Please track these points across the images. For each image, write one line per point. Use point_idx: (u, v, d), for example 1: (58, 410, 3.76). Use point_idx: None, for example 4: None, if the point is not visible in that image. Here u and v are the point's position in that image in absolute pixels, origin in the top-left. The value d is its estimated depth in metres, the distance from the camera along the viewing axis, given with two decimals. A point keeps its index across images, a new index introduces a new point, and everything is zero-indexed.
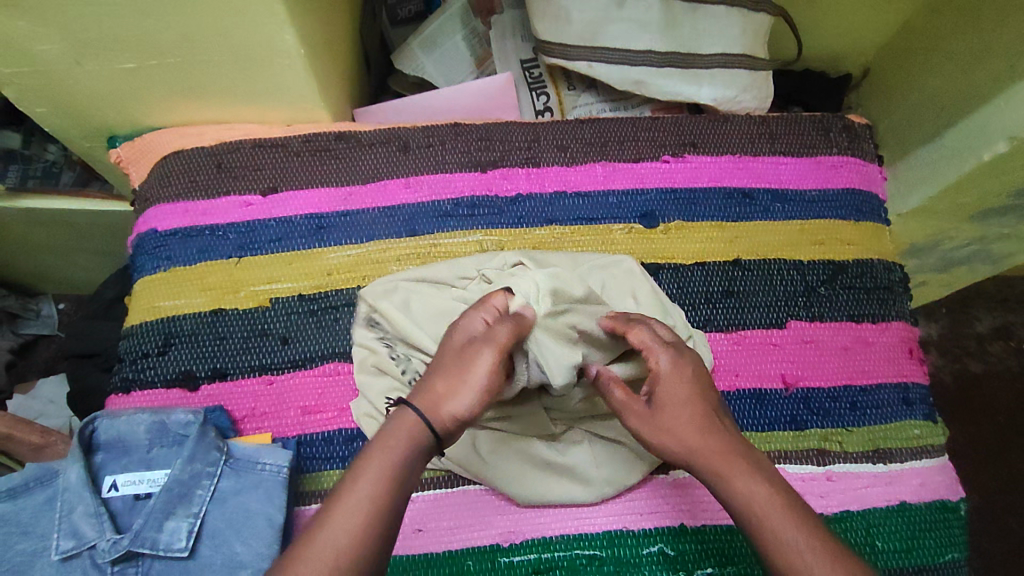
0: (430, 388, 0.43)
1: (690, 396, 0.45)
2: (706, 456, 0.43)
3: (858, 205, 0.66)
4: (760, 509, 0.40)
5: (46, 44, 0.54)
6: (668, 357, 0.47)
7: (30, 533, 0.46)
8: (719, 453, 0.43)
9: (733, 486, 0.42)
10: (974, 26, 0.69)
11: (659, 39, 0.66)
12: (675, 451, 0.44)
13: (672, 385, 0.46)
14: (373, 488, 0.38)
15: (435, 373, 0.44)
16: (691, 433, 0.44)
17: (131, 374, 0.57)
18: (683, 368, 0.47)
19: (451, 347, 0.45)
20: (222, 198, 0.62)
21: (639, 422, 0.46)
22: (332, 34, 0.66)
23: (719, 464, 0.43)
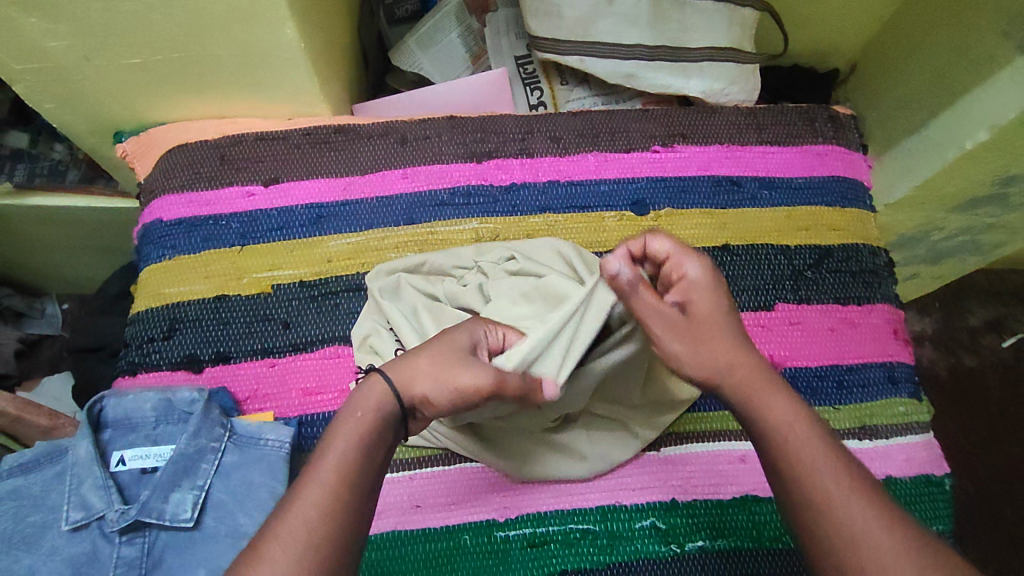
0: (411, 371, 0.43)
1: (726, 312, 0.46)
2: (741, 374, 0.44)
3: (843, 192, 0.68)
4: (795, 428, 0.42)
5: (57, 40, 0.56)
6: (699, 264, 0.46)
7: (42, 505, 0.48)
8: (754, 371, 0.44)
9: (768, 407, 0.43)
10: (950, 18, 0.70)
11: (648, 33, 0.68)
12: (706, 368, 0.45)
13: (707, 295, 0.46)
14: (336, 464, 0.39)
15: (422, 356, 0.44)
16: (725, 349, 0.44)
17: (137, 357, 0.58)
18: (717, 282, 0.46)
19: (443, 342, 0.45)
20: (225, 189, 0.64)
21: (673, 335, 0.45)
22: (331, 31, 0.68)
23: (751, 386, 0.44)
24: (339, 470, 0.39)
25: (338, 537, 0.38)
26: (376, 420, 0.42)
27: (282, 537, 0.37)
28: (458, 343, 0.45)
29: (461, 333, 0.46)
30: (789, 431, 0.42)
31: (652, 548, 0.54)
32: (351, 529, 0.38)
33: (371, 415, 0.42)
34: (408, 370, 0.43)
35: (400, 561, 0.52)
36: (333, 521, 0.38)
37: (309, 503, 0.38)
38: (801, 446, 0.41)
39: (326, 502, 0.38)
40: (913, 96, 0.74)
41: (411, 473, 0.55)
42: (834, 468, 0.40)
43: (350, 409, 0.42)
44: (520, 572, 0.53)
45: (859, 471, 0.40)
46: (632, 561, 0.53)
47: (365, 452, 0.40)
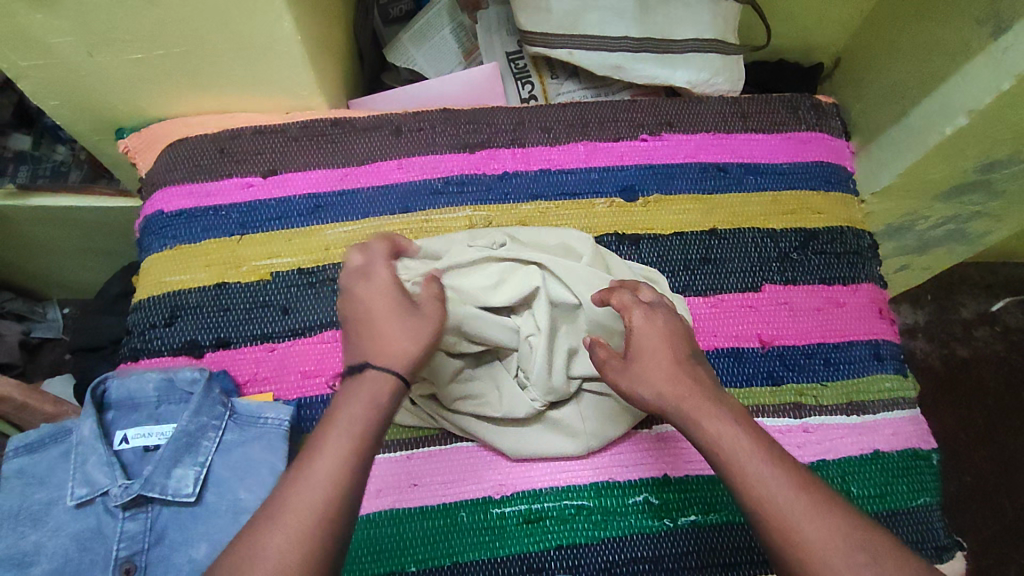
0: (386, 337, 0.45)
1: (666, 345, 0.47)
2: (678, 401, 0.44)
3: (826, 176, 0.70)
4: (732, 446, 0.41)
5: (61, 37, 0.58)
6: (643, 313, 0.48)
7: (47, 483, 0.50)
8: (689, 396, 0.44)
9: (707, 431, 0.42)
10: (920, 12, 0.73)
11: (634, 25, 0.70)
12: (652, 400, 0.45)
13: (646, 334, 0.47)
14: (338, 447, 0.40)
15: (383, 324, 0.45)
16: (667, 378, 0.45)
17: (139, 343, 0.60)
18: (657, 322, 0.48)
19: (380, 299, 0.46)
20: (224, 180, 0.65)
21: (615, 375, 0.47)
22: (327, 27, 0.70)
23: (691, 407, 0.44)
24: (347, 445, 0.40)
25: (341, 511, 0.38)
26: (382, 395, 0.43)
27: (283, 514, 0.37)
28: (390, 286, 0.47)
29: (381, 278, 0.48)
30: (729, 449, 0.41)
31: (645, 523, 0.55)
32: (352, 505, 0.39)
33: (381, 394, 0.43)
34: (372, 338, 0.45)
35: (397, 539, 0.53)
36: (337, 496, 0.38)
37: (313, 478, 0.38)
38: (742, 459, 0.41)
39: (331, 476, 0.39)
40: (893, 85, 0.76)
41: (409, 452, 0.57)
42: (775, 480, 0.40)
43: (358, 391, 0.43)
44: (516, 548, 0.54)
45: (796, 470, 0.40)
46: (625, 535, 0.54)
47: (368, 429, 0.41)
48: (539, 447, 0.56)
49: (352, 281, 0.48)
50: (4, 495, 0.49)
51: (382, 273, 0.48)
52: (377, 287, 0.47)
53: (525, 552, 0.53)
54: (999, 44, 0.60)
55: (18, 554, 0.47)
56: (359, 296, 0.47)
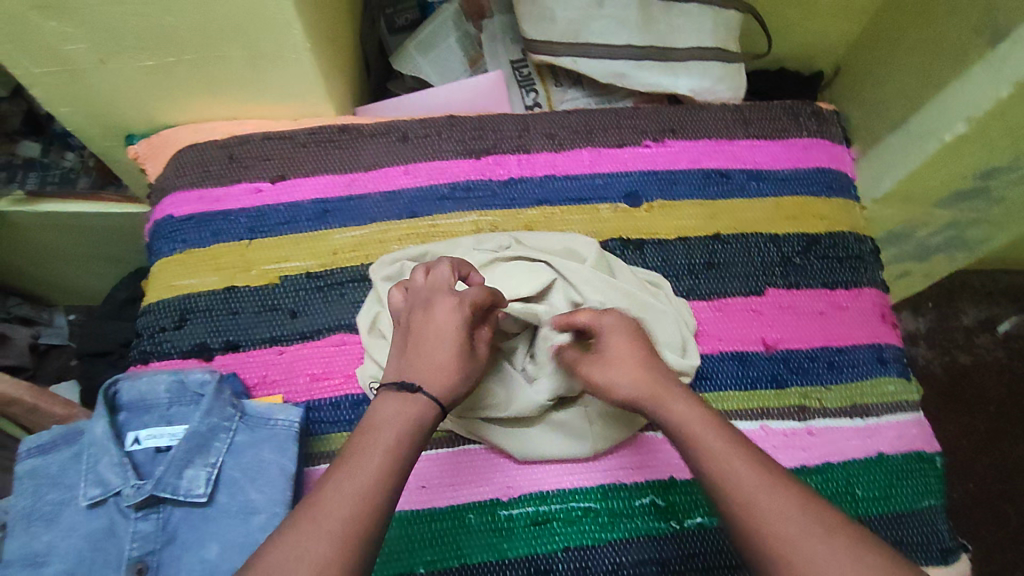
0: (444, 374, 0.45)
1: (636, 340, 0.48)
2: (647, 396, 0.45)
3: (828, 181, 0.71)
4: (695, 427, 0.42)
5: (75, 44, 0.59)
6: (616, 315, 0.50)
7: (60, 483, 0.51)
8: (656, 381, 0.45)
9: (671, 412, 0.44)
10: (918, 21, 0.74)
11: (637, 33, 0.71)
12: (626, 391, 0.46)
13: (619, 333, 0.48)
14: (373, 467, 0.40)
15: (440, 360, 0.46)
16: (637, 369, 0.46)
17: (149, 346, 0.61)
18: (626, 323, 0.49)
19: (456, 332, 0.47)
20: (234, 186, 0.66)
21: (589, 367, 0.48)
22: (335, 35, 0.71)
23: (659, 391, 0.45)
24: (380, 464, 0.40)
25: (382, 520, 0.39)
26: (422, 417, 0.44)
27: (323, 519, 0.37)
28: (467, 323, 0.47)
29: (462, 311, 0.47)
30: (691, 430, 0.42)
31: (651, 525, 0.55)
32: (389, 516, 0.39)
33: (417, 412, 0.43)
34: (433, 369, 0.45)
35: (405, 541, 0.53)
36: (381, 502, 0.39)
37: (356, 487, 0.39)
38: (709, 447, 0.41)
39: (373, 479, 0.39)
40: (892, 94, 0.77)
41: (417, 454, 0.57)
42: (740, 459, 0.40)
43: (397, 410, 0.43)
44: (523, 549, 0.54)
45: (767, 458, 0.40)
46: (632, 537, 0.55)
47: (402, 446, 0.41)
48: (547, 445, 0.56)
49: (438, 300, 0.48)
50: (17, 495, 0.50)
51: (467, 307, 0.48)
52: (456, 319, 0.47)
53: (532, 554, 0.54)
54: (997, 52, 0.61)
55: (31, 553, 0.48)
56: (435, 316, 0.47)
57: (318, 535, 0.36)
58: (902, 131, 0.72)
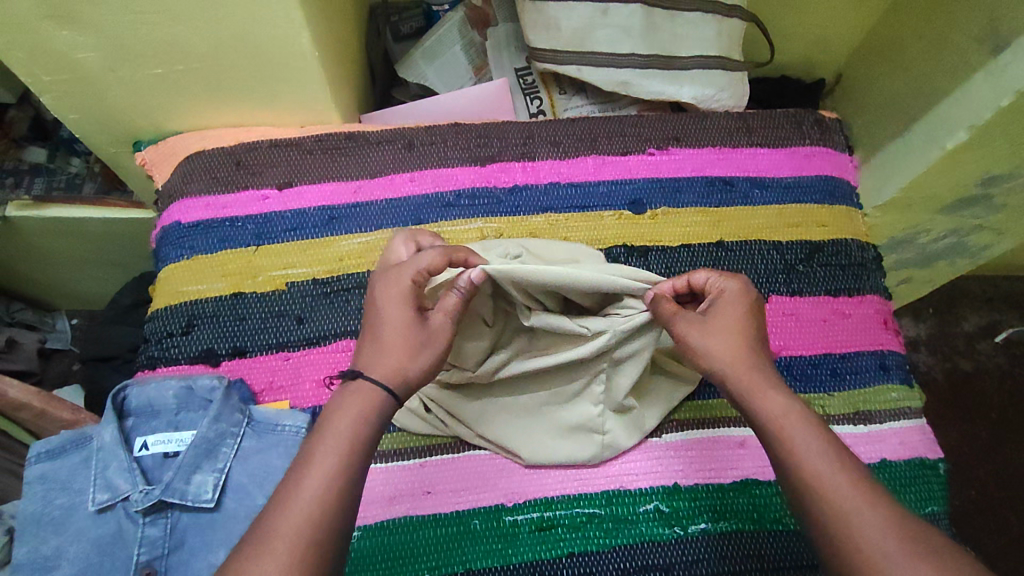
0: (390, 356, 0.46)
1: (748, 317, 0.49)
2: (741, 373, 0.46)
3: (831, 190, 0.72)
4: (788, 421, 0.44)
5: (86, 53, 0.59)
6: (734, 283, 0.50)
7: (69, 488, 0.51)
8: (751, 368, 0.46)
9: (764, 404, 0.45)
10: (920, 30, 0.75)
11: (642, 43, 0.72)
12: (718, 359, 0.47)
13: (733, 307, 0.49)
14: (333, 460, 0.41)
15: (382, 342, 0.46)
16: (735, 344, 0.47)
17: (156, 352, 0.61)
18: (742, 292, 0.50)
19: (396, 309, 0.47)
20: (241, 192, 0.67)
21: (689, 324, 0.48)
22: (341, 43, 0.72)
23: (751, 381, 0.46)
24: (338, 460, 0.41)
25: (342, 516, 0.40)
26: (376, 411, 0.44)
27: (283, 522, 0.38)
28: (407, 296, 0.48)
29: (401, 284, 0.48)
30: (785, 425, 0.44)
31: (656, 531, 0.55)
32: (348, 512, 0.40)
33: (369, 406, 0.44)
34: (382, 352, 0.46)
35: (410, 546, 0.54)
36: (333, 502, 0.40)
37: (313, 487, 0.40)
38: (798, 434, 0.43)
39: (331, 475, 0.41)
40: (894, 102, 0.78)
41: (422, 460, 0.57)
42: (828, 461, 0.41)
43: (349, 404, 0.44)
44: (528, 555, 0.54)
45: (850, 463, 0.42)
46: (636, 543, 0.55)
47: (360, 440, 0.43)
48: (553, 452, 0.57)
49: (377, 279, 0.49)
50: (27, 499, 0.51)
51: (404, 279, 0.48)
52: (398, 293, 0.48)
53: (536, 560, 0.54)
54: (998, 62, 0.61)
55: (41, 558, 0.49)
56: (377, 294, 0.48)
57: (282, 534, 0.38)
58: (903, 139, 0.73)
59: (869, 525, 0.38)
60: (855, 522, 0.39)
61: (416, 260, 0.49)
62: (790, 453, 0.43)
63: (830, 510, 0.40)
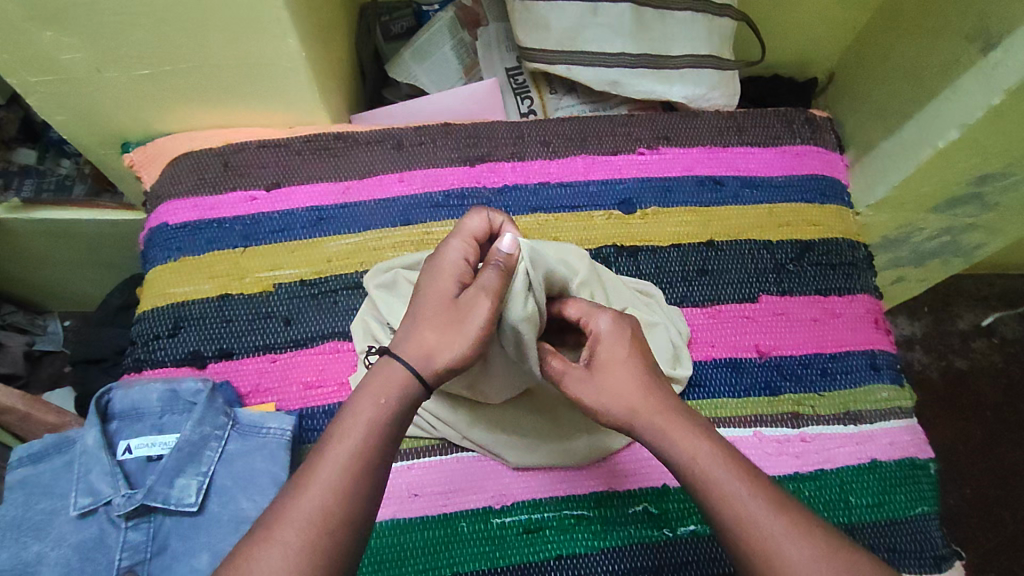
0: (426, 330, 0.44)
1: (632, 355, 0.47)
2: (647, 414, 0.44)
3: (821, 188, 0.71)
4: (701, 460, 0.42)
5: (71, 53, 0.59)
6: (608, 317, 0.48)
7: (50, 493, 0.51)
8: (660, 411, 0.44)
9: (675, 444, 0.43)
10: (911, 28, 0.75)
11: (631, 42, 0.71)
12: (609, 411, 0.45)
13: (613, 344, 0.47)
14: (354, 447, 0.40)
15: (417, 317, 0.45)
16: (633, 389, 0.45)
17: (142, 355, 0.60)
18: (621, 329, 0.48)
19: (435, 282, 0.46)
20: (228, 193, 0.66)
21: (580, 386, 0.47)
22: (330, 43, 0.71)
23: (660, 421, 0.44)
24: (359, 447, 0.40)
25: (359, 508, 0.39)
26: (399, 395, 0.42)
27: (294, 511, 0.38)
28: (451, 269, 0.47)
29: (447, 257, 0.47)
30: (699, 463, 0.42)
31: (645, 533, 0.55)
32: (366, 502, 0.39)
33: (396, 391, 0.42)
34: (415, 326, 0.45)
35: (397, 548, 0.53)
36: (349, 495, 0.39)
37: (332, 475, 0.39)
38: (715, 474, 0.41)
39: (349, 463, 0.39)
40: (885, 100, 0.77)
41: (410, 462, 0.57)
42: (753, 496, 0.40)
43: (372, 386, 0.43)
44: (516, 558, 0.54)
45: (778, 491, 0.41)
46: (625, 545, 0.54)
47: (384, 427, 0.41)
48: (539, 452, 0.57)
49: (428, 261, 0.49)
50: (7, 505, 0.51)
51: (452, 254, 0.48)
52: (454, 261, 0.47)
53: (524, 563, 0.54)
54: (988, 60, 0.61)
55: (20, 563, 0.49)
56: (426, 269, 0.48)
57: (293, 529, 0.37)
58: (895, 138, 0.72)
59: (798, 564, 0.38)
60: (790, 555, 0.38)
61: (464, 235, 0.49)
62: (711, 498, 0.41)
63: (762, 550, 0.38)
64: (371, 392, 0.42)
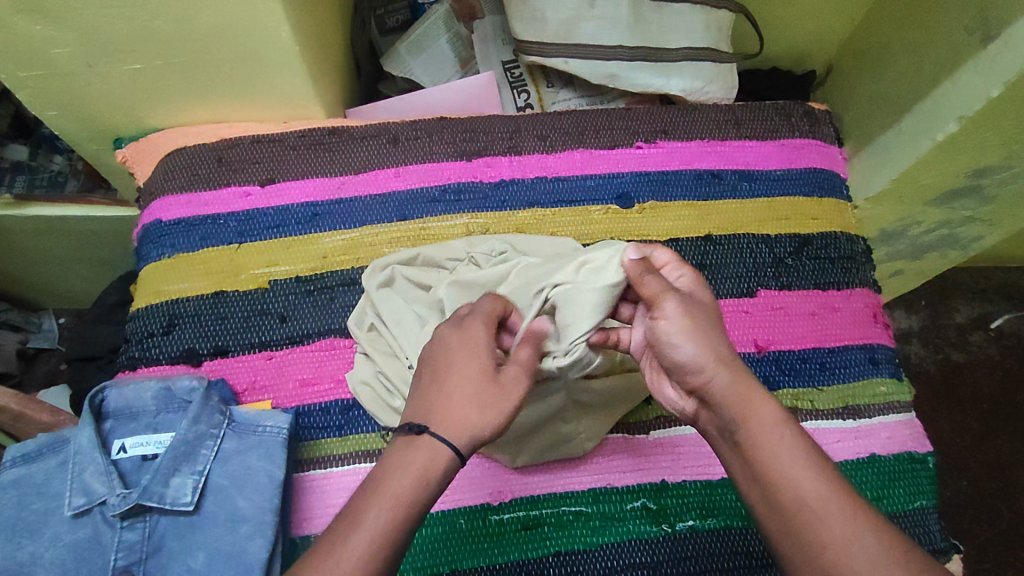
0: (464, 406, 0.43)
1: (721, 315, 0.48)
2: (733, 374, 0.45)
3: (820, 182, 0.71)
4: (779, 433, 0.42)
5: (61, 47, 0.58)
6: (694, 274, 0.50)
7: (44, 493, 0.51)
8: (744, 376, 0.45)
9: (755, 412, 0.43)
10: (911, 20, 0.74)
11: (629, 34, 0.71)
12: (707, 352, 0.45)
13: (707, 295, 0.49)
14: (384, 517, 0.39)
15: (451, 392, 0.44)
16: (724, 342, 0.46)
17: (137, 352, 0.60)
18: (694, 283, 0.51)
19: (467, 357, 0.45)
20: (223, 189, 0.66)
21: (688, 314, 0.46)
22: (324, 36, 0.70)
23: (740, 390, 0.44)
24: (384, 521, 0.39)
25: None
26: (441, 472, 0.42)
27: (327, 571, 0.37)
28: (482, 347, 0.45)
29: (477, 334, 0.46)
30: (772, 436, 0.42)
31: (643, 528, 0.55)
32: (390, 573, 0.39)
33: (434, 464, 0.41)
34: (453, 403, 0.43)
35: None
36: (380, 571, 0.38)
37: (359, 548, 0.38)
38: (785, 449, 0.42)
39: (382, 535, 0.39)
40: (883, 92, 0.77)
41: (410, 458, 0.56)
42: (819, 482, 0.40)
43: (411, 454, 0.42)
44: (514, 555, 0.53)
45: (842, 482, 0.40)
46: (624, 541, 0.54)
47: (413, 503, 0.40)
48: (525, 447, 0.55)
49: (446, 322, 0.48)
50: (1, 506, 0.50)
51: (478, 331, 0.46)
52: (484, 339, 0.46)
53: (523, 559, 0.53)
54: (988, 51, 0.60)
55: (15, 564, 0.48)
56: (446, 346, 0.46)
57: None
58: (894, 131, 0.72)
59: (856, 552, 0.37)
60: (844, 544, 0.38)
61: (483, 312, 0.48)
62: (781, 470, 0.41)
63: (810, 535, 0.39)
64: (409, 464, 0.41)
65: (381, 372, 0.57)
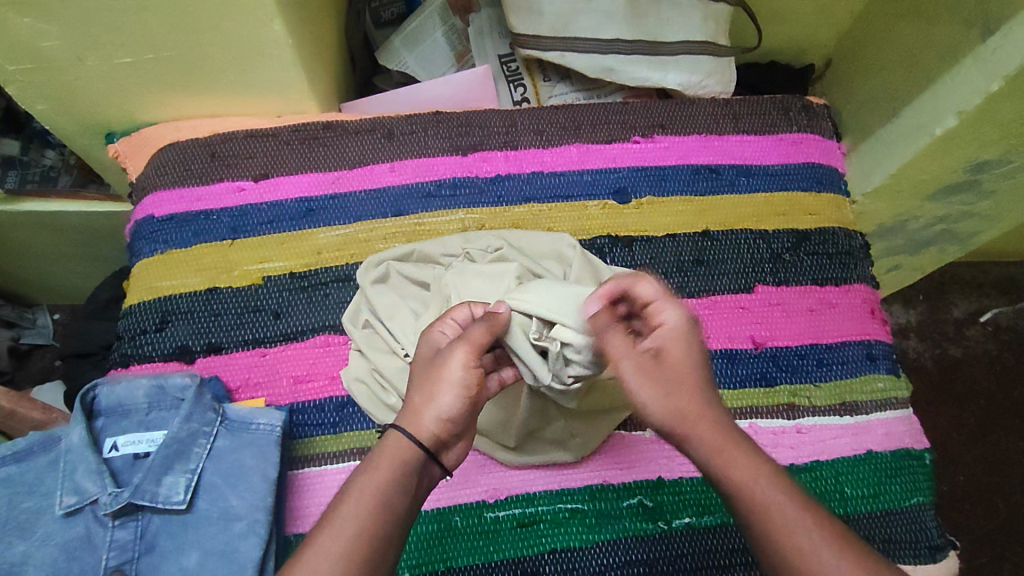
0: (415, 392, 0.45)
1: (698, 364, 0.45)
2: (703, 430, 0.42)
3: (819, 177, 0.70)
4: (757, 487, 0.41)
5: (49, 41, 0.57)
6: (678, 314, 0.46)
7: (35, 492, 0.50)
8: (716, 432, 0.42)
9: (732, 466, 0.41)
10: (909, 13, 0.73)
11: (625, 27, 0.70)
12: (662, 415, 0.43)
13: (680, 343, 0.45)
14: (361, 517, 0.40)
15: (411, 388, 0.45)
16: (685, 400, 0.43)
17: (129, 349, 0.60)
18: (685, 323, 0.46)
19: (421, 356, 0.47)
20: (215, 184, 0.65)
21: (642, 376, 0.44)
22: (318, 29, 0.69)
23: (715, 446, 0.42)
24: (359, 520, 0.39)
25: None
26: (409, 463, 0.42)
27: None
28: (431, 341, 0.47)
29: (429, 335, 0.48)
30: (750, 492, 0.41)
31: (639, 525, 0.55)
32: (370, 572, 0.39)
33: (402, 457, 0.42)
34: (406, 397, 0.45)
35: None
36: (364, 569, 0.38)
37: (331, 546, 0.38)
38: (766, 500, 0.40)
39: (357, 531, 0.39)
40: (881, 86, 0.76)
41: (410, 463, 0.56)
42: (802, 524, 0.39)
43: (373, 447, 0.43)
44: (510, 552, 0.53)
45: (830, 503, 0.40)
46: (621, 538, 0.54)
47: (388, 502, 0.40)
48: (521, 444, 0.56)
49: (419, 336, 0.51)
50: None
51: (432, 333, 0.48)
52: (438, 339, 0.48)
53: (519, 556, 0.53)
54: (987, 45, 0.60)
55: (6, 564, 0.48)
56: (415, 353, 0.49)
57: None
58: (892, 125, 0.72)
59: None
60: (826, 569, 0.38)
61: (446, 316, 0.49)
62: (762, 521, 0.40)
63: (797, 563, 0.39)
64: (391, 459, 0.42)
65: (378, 370, 0.56)
